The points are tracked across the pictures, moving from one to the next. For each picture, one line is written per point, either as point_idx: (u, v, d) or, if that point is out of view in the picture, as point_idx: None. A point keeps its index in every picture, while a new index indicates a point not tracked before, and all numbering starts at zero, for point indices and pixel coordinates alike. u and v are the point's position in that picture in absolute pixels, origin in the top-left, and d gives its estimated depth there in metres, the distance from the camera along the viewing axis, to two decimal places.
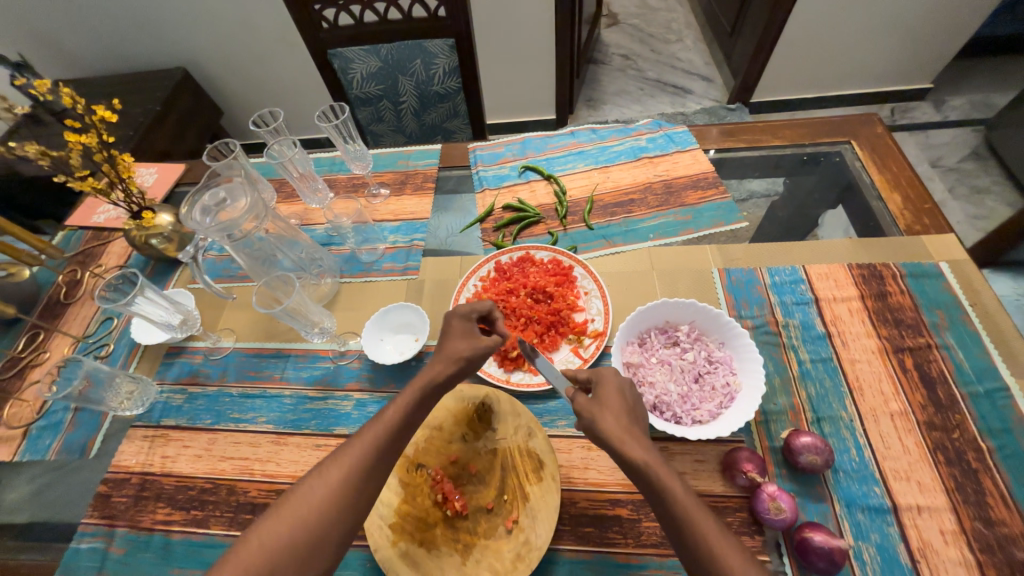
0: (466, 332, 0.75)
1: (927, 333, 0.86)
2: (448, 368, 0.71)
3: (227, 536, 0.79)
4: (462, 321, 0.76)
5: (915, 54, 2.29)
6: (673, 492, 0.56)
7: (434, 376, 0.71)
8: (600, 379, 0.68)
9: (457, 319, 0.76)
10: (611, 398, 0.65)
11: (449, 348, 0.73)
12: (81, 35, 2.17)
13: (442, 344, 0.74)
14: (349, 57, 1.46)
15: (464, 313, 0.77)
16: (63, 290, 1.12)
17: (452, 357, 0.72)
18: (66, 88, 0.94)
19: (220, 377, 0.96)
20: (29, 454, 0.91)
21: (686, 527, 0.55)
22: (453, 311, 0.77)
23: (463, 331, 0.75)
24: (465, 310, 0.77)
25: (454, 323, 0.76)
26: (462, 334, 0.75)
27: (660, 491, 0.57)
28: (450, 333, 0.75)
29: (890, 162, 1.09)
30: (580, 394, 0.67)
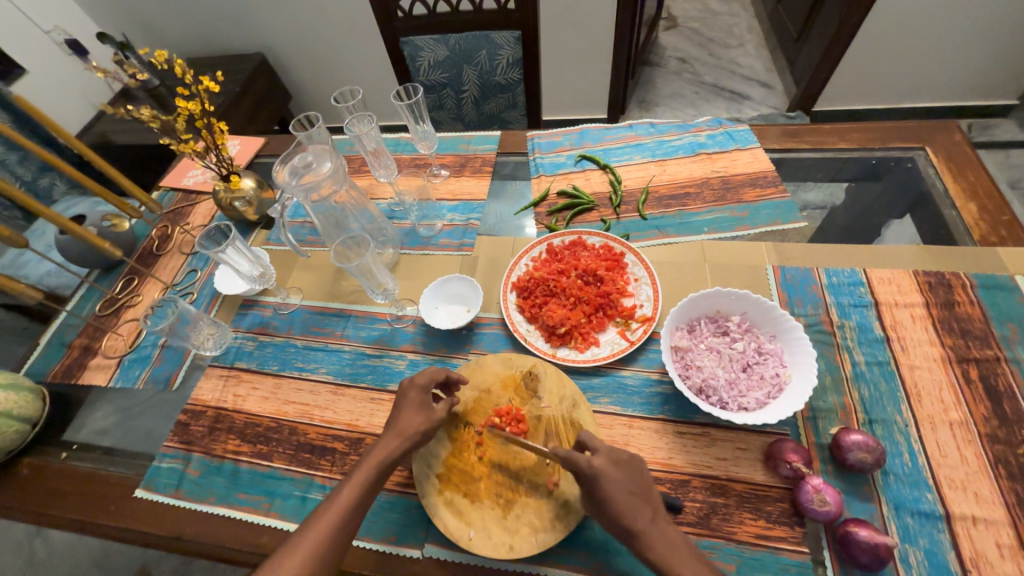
0: (421, 403, 0.77)
1: (995, 346, 0.82)
2: (402, 444, 0.72)
3: (287, 471, 0.86)
4: (418, 393, 0.77)
5: (1003, 68, 2.14)
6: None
7: (388, 453, 0.71)
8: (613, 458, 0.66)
9: (414, 391, 0.77)
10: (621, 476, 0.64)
11: (402, 422, 0.74)
12: (176, 20, 2.37)
13: (396, 417, 0.75)
14: (419, 45, 1.54)
15: (422, 384, 0.78)
16: (156, 242, 1.25)
17: (407, 431, 0.73)
18: (179, 59, 1.05)
19: (287, 330, 1.05)
20: (121, 381, 1.03)
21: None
22: (408, 382, 0.78)
23: (418, 402, 0.77)
24: (422, 382, 0.78)
25: (410, 396, 0.77)
26: (416, 406, 0.76)
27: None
28: (404, 406, 0.76)
29: (967, 171, 1.05)
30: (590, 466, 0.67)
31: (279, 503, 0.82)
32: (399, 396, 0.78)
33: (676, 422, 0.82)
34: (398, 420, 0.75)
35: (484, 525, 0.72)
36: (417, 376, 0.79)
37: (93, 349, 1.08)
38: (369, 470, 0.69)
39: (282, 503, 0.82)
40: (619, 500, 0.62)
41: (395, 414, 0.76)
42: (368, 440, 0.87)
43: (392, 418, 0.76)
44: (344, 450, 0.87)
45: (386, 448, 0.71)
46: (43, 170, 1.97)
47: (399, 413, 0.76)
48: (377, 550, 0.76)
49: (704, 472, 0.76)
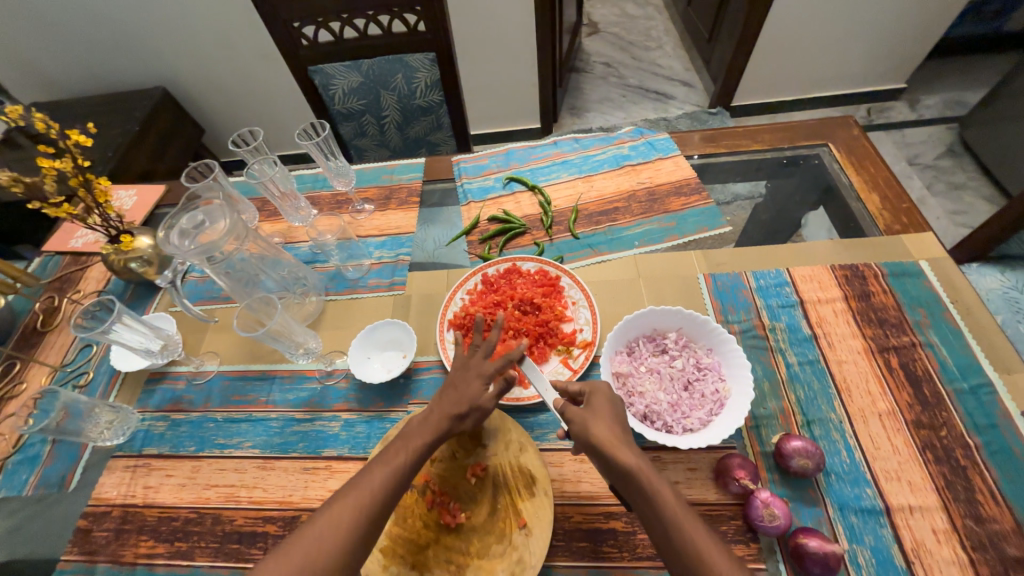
0: (477, 391, 0.74)
1: (910, 332, 0.87)
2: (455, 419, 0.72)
3: (212, 568, 0.76)
4: (479, 383, 0.75)
5: (888, 56, 2.35)
6: (663, 496, 0.58)
7: (406, 460, 0.67)
8: (593, 391, 0.72)
9: (475, 375, 0.76)
10: (601, 408, 0.68)
11: (453, 403, 0.73)
12: (59, 57, 2.15)
13: (446, 397, 0.74)
14: (329, 73, 1.45)
15: (486, 374, 0.75)
16: (40, 318, 1.09)
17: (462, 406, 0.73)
18: (37, 112, 0.92)
19: (203, 403, 0.94)
20: (5, 490, 0.88)
21: (677, 534, 0.57)
22: (473, 368, 0.76)
23: (475, 388, 0.74)
24: (487, 368, 0.76)
25: (468, 380, 0.75)
26: (474, 388, 0.74)
27: (651, 498, 0.58)
28: (460, 390, 0.74)
29: (867, 163, 1.11)
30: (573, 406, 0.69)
31: None
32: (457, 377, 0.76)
33: None
34: (448, 399, 0.74)
35: None
36: (482, 363, 0.77)
37: None
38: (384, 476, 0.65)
39: None
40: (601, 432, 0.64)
41: (445, 392, 0.75)
42: (303, 517, 0.79)
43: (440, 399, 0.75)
44: (277, 533, 0.78)
45: (411, 452, 0.68)
46: None
47: (447, 394, 0.74)
48: None
49: None
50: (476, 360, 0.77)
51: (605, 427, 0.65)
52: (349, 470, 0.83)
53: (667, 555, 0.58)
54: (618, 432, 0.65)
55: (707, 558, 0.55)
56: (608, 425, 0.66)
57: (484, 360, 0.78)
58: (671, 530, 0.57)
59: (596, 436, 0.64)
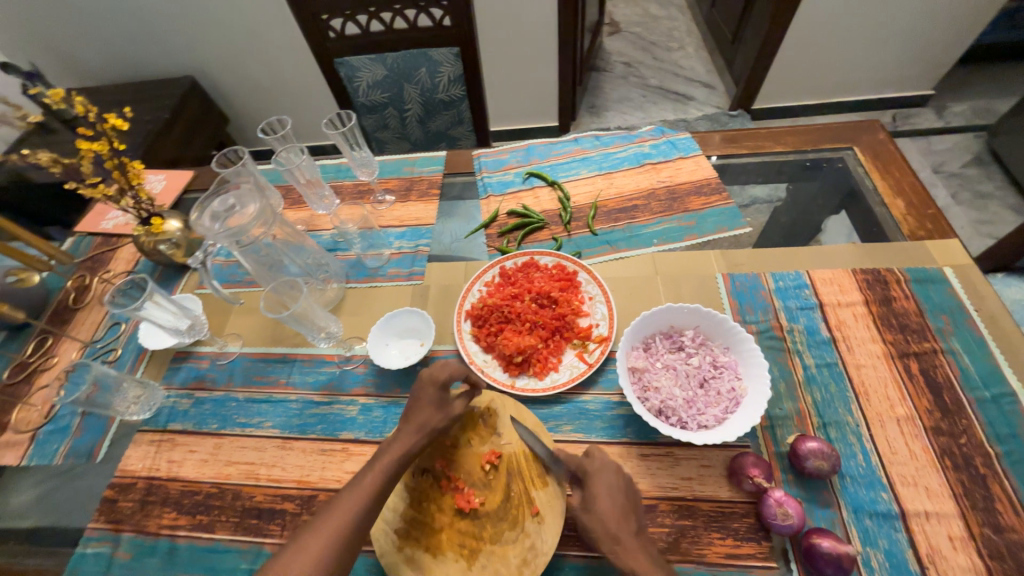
0: (439, 401, 0.77)
1: (932, 338, 0.86)
2: (421, 439, 0.73)
3: (232, 542, 0.78)
4: (435, 390, 0.77)
5: (916, 62, 2.30)
6: None
7: (375, 486, 0.68)
8: (598, 470, 0.69)
9: (430, 388, 0.77)
10: (606, 492, 0.66)
11: (420, 418, 0.75)
12: (92, 46, 2.21)
13: (411, 412, 0.76)
14: (355, 66, 1.48)
15: (440, 381, 0.77)
16: (72, 295, 1.13)
17: (424, 426, 0.74)
18: (78, 96, 0.95)
19: (226, 383, 0.97)
20: (36, 458, 0.92)
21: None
22: (427, 378, 0.77)
23: (437, 399, 0.76)
24: (442, 378, 0.77)
25: (428, 392, 0.77)
26: (434, 403, 0.76)
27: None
28: (422, 402, 0.76)
29: (893, 167, 1.10)
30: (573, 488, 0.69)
31: None
32: (417, 390, 0.78)
33: (640, 445, 0.81)
34: (414, 422, 0.75)
35: None
36: (435, 372, 0.78)
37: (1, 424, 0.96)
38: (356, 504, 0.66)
39: None
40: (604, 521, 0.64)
41: (411, 413, 0.76)
42: (320, 497, 0.81)
43: (408, 415, 0.76)
44: (295, 511, 0.80)
45: (378, 475, 0.69)
46: None
47: (413, 415, 0.75)
48: None
49: (670, 494, 0.75)
50: (432, 370, 0.78)
51: (609, 518, 0.65)
52: (365, 453, 0.85)
53: None
54: (619, 529, 0.63)
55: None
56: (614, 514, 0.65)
57: (440, 368, 0.78)
58: None
59: (596, 534, 0.64)
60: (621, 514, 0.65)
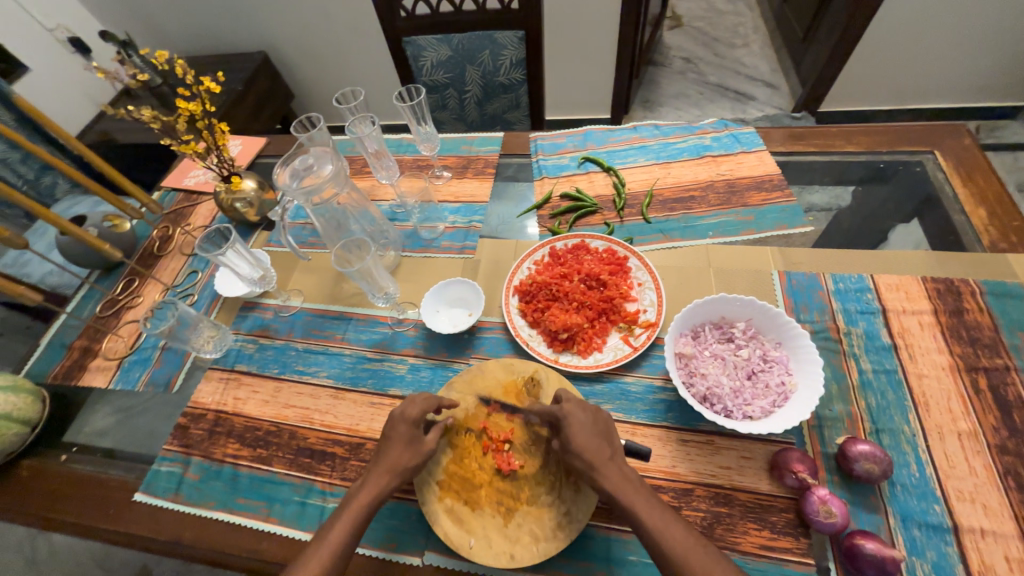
0: (410, 438, 0.73)
1: (1005, 355, 0.81)
2: (391, 481, 0.70)
3: (287, 476, 0.85)
4: (408, 428, 0.74)
5: (1011, 70, 2.12)
6: (653, 526, 0.60)
7: (341, 540, 0.65)
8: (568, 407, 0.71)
9: (403, 425, 0.74)
10: (583, 418, 0.69)
11: (391, 458, 0.72)
12: (180, 19, 2.37)
13: (382, 451, 0.73)
14: (421, 45, 1.52)
15: (411, 418, 0.74)
16: (157, 243, 1.24)
17: (395, 467, 0.71)
18: (179, 59, 1.04)
19: (287, 333, 1.04)
20: (121, 383, 1.02)
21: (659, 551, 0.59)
22: (397, 415, 0.75)
23: (408, 436, 0.73)
24: (413, 415, 0.74)
25: (398, 430, 0.74)
26: (404, 440, 0.73)
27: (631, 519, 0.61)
28: (392, 440, 0.73)
29: (977, 175, 1.04)
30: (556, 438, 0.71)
31: (278, 509, 0.82)
32: (388, 428, 0.75)
33: (680, 430, 0.81)
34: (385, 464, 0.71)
35: (483, 533, 0.71)
36: (407, 408, 0.76)
37: (92, 351, 1.08)
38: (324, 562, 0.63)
39: (282, 508, 0.82)
40: (584, 442, 0.67)
41: (382, 452, 0.73)
42: (368, 445, 0.87)
43: (377, 455, 0.73)
44: (344, 455, 0.86)
45: (345, 528, 0.66)
46: (46, 169, 1.93)
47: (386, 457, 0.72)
48: (378, 558, 0.75)
49: (708, 480, 0.75)
50: (404, 407, 0.76)
51: (592, 445, 0.67)
52: None
53: None
54: (597, 454, 0.66)
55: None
56: (595, 443, 0.67)
57: (413, 405, 0.76)
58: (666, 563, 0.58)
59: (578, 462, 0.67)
60: (599, 442, 0.67)
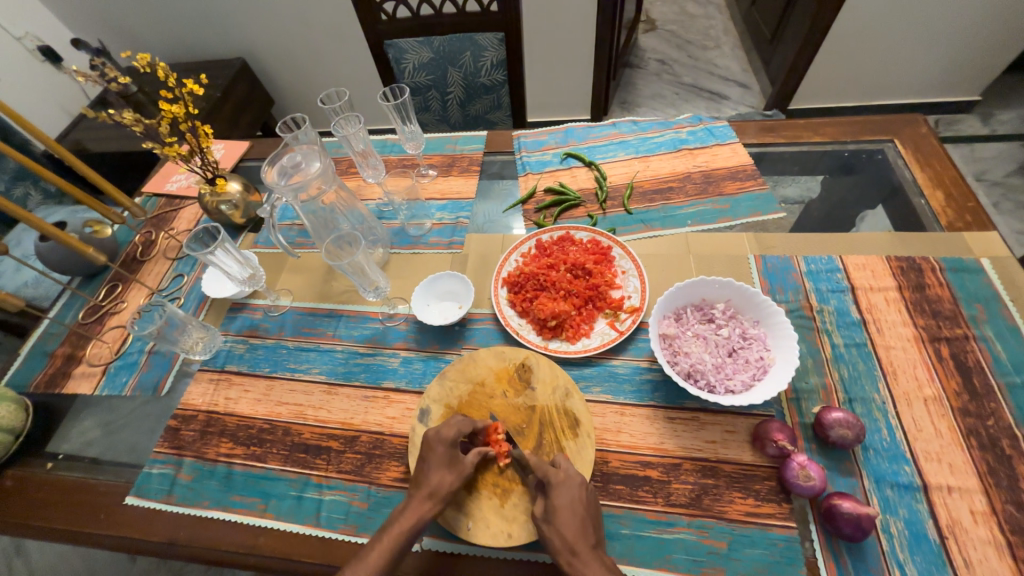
0: (450, 460, 0.74)
1: (965, 325, 0.87)
2: (433, 507, 0.71)
3: (282, 472, 0.85)
4: (446, 449, 0.75)
5: (964, 67, 2.25)
6: None
7: (378, 565, 0.66)
8: (558, 481, 0.70)
9: (441, 447, 0.75)
10: (566, 499, 0.68)
11: (432, 482, 0.72)
12: (155, 27, 2.35)
13: (423, 475, 0.74)
14: (403, 48, 1.54)
15: (447, 439, 0.75)
16: (140, 248, 1.23)
17: (437, 492, 0.72)
18: (162, 62, 1.04)
19: (278, 332, 1.04)
20: (107, 389, 1.01)
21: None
22: (434, 437, 0.76)
23: (447, 459, 0.74)
24: (449, 436, 0.75)
25: (437, 451, 0.74)
26: (445, 462, 0.74)
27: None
28: (432, 464, 0.74)
29: (933, 161, 1.10)
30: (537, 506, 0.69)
31: (275, 504, 0.82)
32: (427, 449, 0.76)
33: (666, 408, 0.84)
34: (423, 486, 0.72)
35: (482, 515, 0.73)
36: (442, 430, 0.76)
37: (77, 357, 1.06)
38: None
39: (278, 503, 0.82)
40: (565, 524, 0.66)
41: (418, 476, 0.74)
42: (363, 438, 0.87)
43: (420, 477, 0.74)
44: (339, 448, 0.87)
45: (383, 551, 0.67)
46: (16, 180, 1.88)
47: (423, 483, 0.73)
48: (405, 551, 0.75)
49: (694, 454, 0.79)
50: (439, 428, 0.77)
51: (571, 531, 0.66)
52: (406, 401, 0.91)
53: None
54: (577, 539, 0.65)
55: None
56: (575, 528, 0.66)
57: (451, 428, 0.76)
58: None
59: (555, 545, 0.65)
60: (579, 527, 0.66)
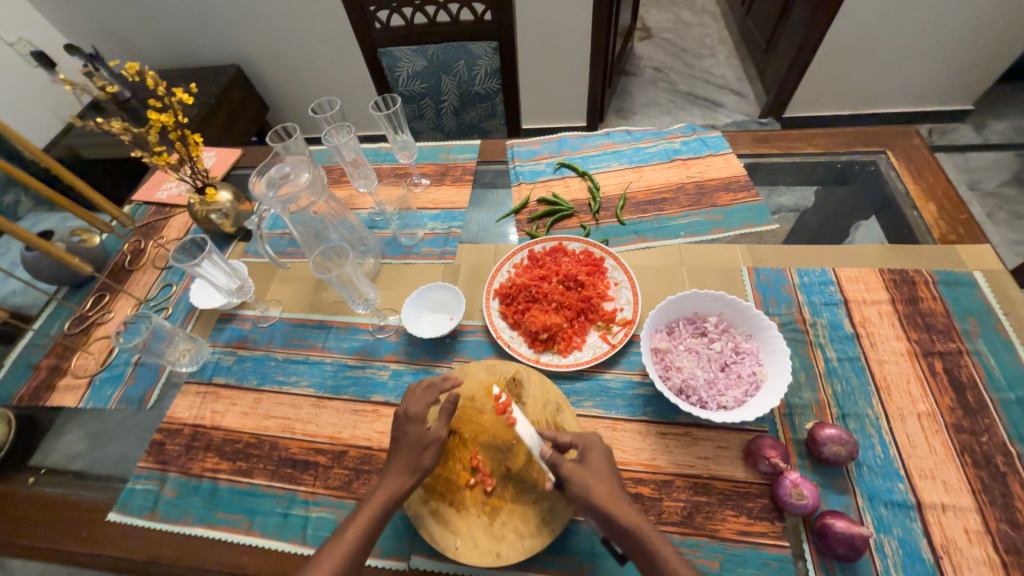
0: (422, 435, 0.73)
1: (958, 339, 0.86)
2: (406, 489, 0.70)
3: (269, 488, 0.84)
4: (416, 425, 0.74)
5: (956, 77, 2.27)
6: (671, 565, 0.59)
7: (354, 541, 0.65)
8: (587, 445, 0.71)
9: (409, 424, 0.74)
10: (598, 464, 0.68)
11: (406, 458, 0.71)
12: (150, 33, 2.34)
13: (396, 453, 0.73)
14: (397, 56, 1.54)
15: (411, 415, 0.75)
16: (128, 257, 1.22)
17: (410, 467, 0.71)
18: (150, 71, 1.03)
19: (266, 344, 1.03)
20: (92, 401, 0.99)
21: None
22: (402, 416, 0.75)
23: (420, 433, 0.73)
24: (416, 412, 0.75)
25: (407, 430, 0.74)
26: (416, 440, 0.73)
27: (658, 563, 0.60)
28: (404, 441, 0.73)
29: (926, 172, 1.10)
30: (566, 459, 0.69)
31: (260, 521, 0.80)
32: (397, 430, 0.75)
33: (658, 423, 0.83)
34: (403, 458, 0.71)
35: (470, 534, 0.71)
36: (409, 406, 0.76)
37: (61, 369, 1.04)
38: (349, 548, 0.64)
39: (263, 520, 0.80)
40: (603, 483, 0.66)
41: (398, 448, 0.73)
42: (351, 452, 0.86)
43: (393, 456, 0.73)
44: (327, 464, 0.85)
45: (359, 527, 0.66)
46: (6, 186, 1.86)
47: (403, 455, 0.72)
48: (386, 568, 0.74)
49: (686, 471, 0.78)
50: (406, 405, 0.76)
51: (605, 486, 0.66)
52: None
53: None
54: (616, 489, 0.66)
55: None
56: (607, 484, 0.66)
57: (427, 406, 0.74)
58: None
59: (596, 492, 0.65)
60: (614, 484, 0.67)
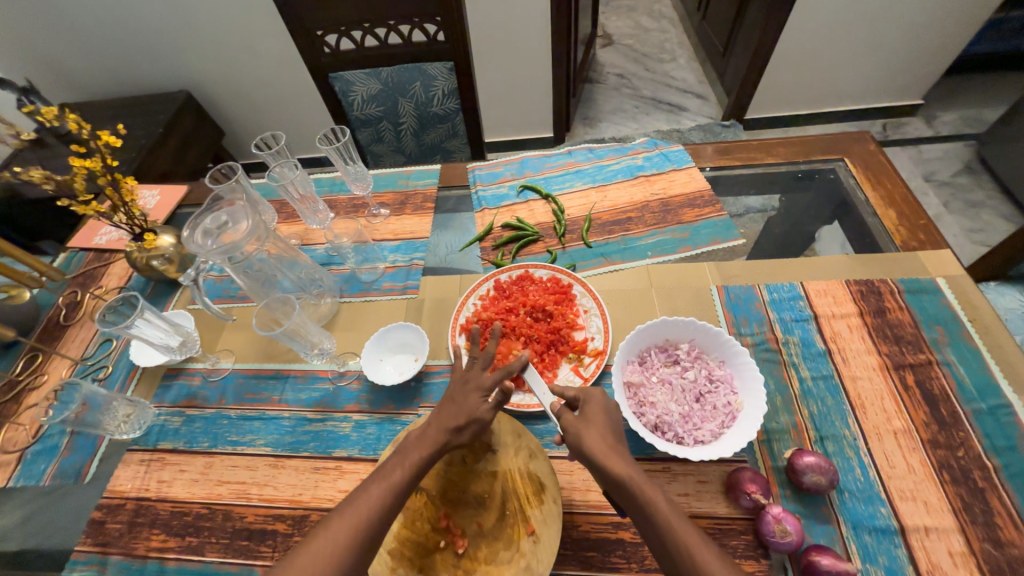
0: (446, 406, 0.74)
1: (927, 350, 0.86)
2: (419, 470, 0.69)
3: (222, 564, 0.77)
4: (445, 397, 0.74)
5: (905, 73, 2.34)
6: (656, 507, 0.59)
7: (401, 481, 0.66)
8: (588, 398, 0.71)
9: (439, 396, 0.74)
10: (596, 416, 0.69)
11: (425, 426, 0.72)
12: (90, 61, 2.22)
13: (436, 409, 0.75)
14: (350, 80, 1.49)
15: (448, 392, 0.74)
16: (63, 312, 1.12)
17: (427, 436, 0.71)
18: (71, 113, 0.95)
19: (218, 400, 0.96)
20: (23, 479, 0.90)
21: (667, 540, 0.57)
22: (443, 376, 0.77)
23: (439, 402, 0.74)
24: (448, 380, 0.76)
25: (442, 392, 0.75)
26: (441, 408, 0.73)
27: (642, 506, 0.59)
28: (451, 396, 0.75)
29: (884, 178, 1.11)
30: (568, 411, 0.70)
31: None
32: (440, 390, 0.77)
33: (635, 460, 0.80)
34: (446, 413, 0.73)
35: None
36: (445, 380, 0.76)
37: None
38: (394, 484, 0.66)
39: None
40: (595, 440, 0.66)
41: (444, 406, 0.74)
42: (312, 517, 0.80)
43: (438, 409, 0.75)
44: (286, 532, 0.78)
45: (405, 469, 0.67)
46: None
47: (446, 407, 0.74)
48: None
49: None
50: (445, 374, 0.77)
51: (597, 437, 0.66)
52: (359, 472, 0.83)
53: (664, 564, 0.58)
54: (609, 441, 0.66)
55: (703, 563, 0.55)
56: (601, 435, 0.66)
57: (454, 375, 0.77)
58: (673, 554, 0.57)
59: (591, 444, 0.65)
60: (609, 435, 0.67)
